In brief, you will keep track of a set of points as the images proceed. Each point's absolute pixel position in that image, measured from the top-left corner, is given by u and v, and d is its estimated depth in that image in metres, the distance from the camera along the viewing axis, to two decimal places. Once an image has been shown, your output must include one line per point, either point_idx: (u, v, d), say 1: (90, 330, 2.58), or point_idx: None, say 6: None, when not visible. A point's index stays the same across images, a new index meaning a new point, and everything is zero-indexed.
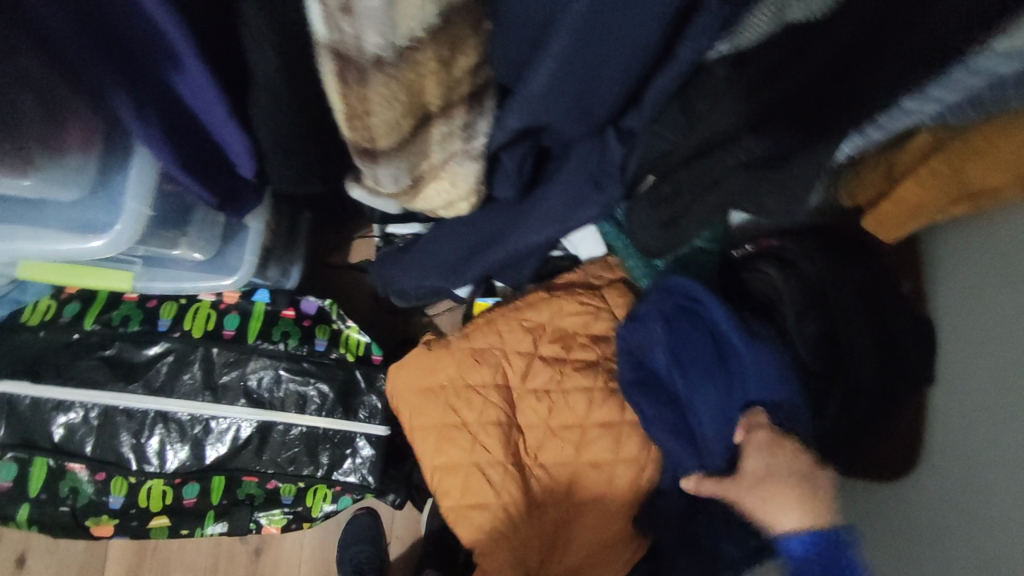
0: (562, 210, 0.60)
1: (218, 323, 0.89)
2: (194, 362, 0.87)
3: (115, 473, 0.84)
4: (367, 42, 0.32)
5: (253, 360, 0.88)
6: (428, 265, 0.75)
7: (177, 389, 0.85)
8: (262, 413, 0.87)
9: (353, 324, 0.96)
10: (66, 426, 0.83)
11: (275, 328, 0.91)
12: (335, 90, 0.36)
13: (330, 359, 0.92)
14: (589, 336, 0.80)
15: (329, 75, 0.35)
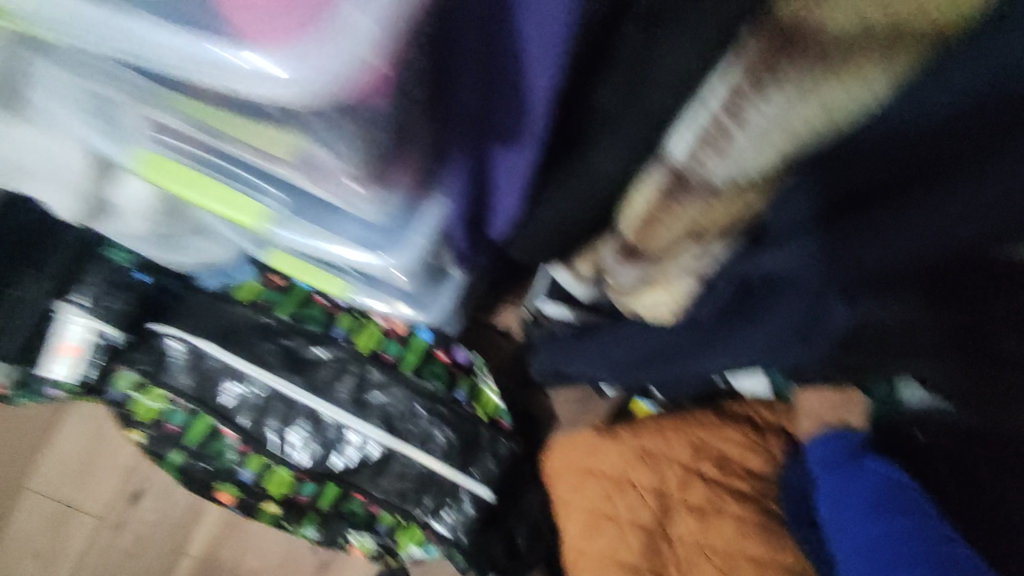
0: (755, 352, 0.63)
1: (382, 346, 0.98)
2: (351, 374, 0.95)
3: (257, 451, 0.91)
4: (709, 168, 0.38)
5: (401, 389, 0.95)
6: (595, 355, 0.78)
7: (330, 394, 0.93)
8: (392, 440, 0.92)
9: (492, 385, 1.01)
10: (234, 396, 0.91)
11: (427, 367, 0.98)
12: (646, 194, 0.42)
13: (465, 411, 0.96)
14: (745, 468, 0.80)
15: (652, 182, 0.41)
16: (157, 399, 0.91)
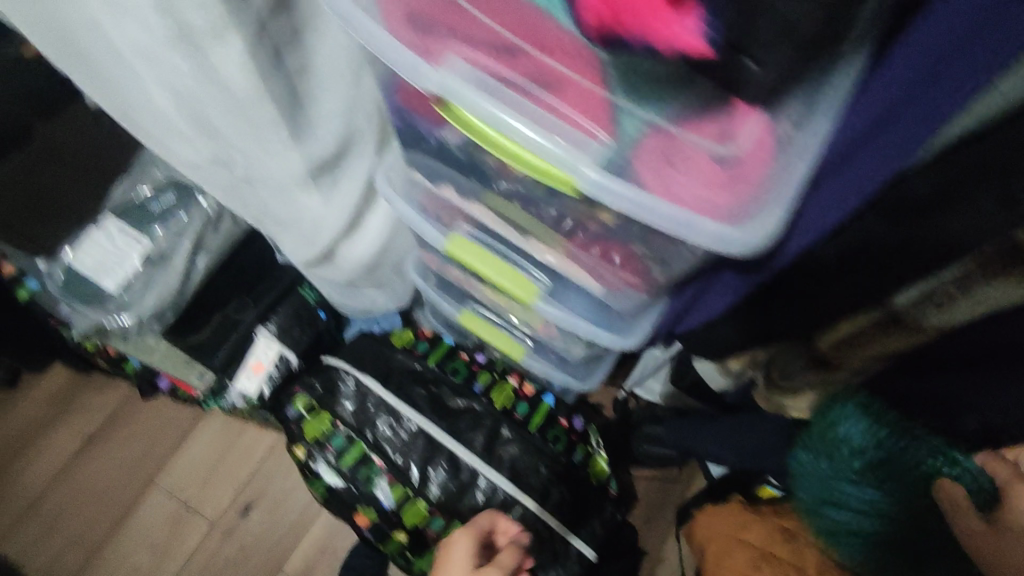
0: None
1: (513, 405, 1.11)
2: (485, 425, 1.06)
3: (399, 481, 1.02)
4: (933, 319, 0.49)
5: (528, 447, 1.06)
6: (724, 436, 0.91)
7: (466, 440, 1.04)
8: (516, 489, 1.02)
9: (602, 454, 1.14)
10: (385, 430, 1.03)
11: (550, 429, 1.10)
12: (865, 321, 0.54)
13: (579, 474, 1.09)
14: None
15: (877, 315, 0.53)
16: (323, 422, 1.03)
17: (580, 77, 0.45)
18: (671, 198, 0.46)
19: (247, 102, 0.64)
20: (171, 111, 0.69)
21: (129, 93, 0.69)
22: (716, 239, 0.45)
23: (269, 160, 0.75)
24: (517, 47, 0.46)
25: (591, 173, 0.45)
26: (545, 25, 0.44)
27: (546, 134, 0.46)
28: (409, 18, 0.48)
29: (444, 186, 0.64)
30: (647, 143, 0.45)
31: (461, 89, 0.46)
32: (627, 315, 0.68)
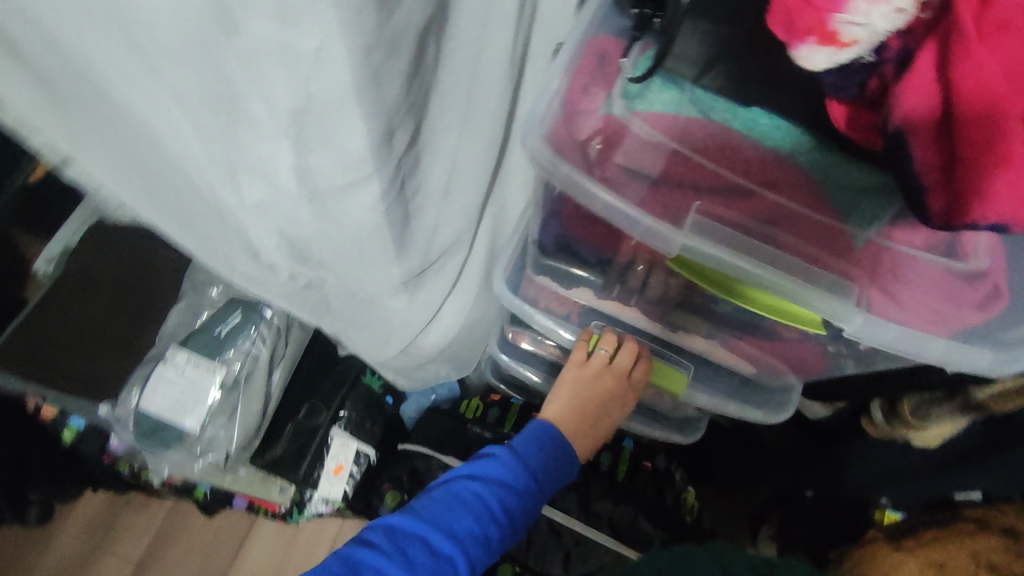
0: (988, 480, 0.79)
1: (597, 458, 1.10)
2: (576, 486, 1.05)
3: (506, 560, 1.00)
4: None
5: (624, 500, 1.05)
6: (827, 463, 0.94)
7: (562, 504, 1.03)
8: (622, 546, 1.00)
9: (689, 489, 1.14)
10: None
11: (638, 476, 1.10)
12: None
13: (675, 517, 1.08)
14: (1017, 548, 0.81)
15: None
16: None
17: (807, 210, 0.43)
18: (923, 323, 0.42)
19: (365, 232, 0.60)
20: (270, 245, 0.64)
21: (218, 232, 0.64)
22: (992, 363, 0.40)
23: (366, 275, 0.70)
24: (737, 185, 0.43)
25: (855, 310, 0.42)
26: (759, 162, 0.43)
27: (787, 274, 0.42)
28: (589, 151, 0.46)
29: (577, 290, 0.64)
30: (883, 265, 0.43)
31: (697, 242, 0.43)
32: (778, 392, 0.66)
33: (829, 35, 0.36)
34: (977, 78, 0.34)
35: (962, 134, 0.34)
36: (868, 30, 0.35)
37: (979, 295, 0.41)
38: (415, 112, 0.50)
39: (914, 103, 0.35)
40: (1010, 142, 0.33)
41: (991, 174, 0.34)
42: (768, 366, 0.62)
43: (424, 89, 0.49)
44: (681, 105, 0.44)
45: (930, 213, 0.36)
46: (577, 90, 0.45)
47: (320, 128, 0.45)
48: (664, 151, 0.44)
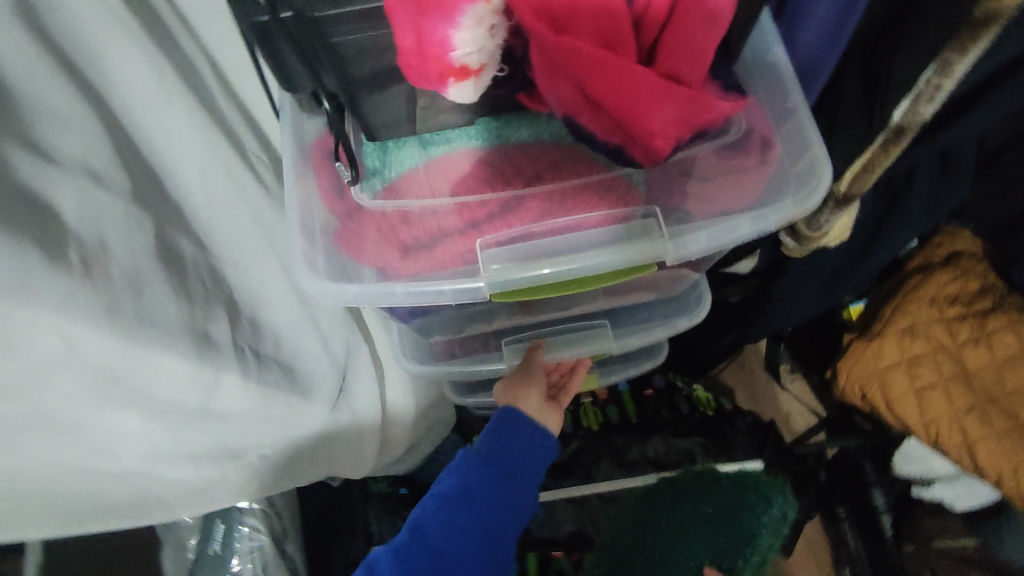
0: (906, 229, 0.83)
1: (604, 415, 1.12)
2: (602, 451, 1.08)
3: (586, 551, 1.02)
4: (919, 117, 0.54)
5: (648, 435, 1.09)
6: (782, 298, 0.97)
7: (600, 474, 1.06)
8: (668, 473, 1.06)
9: (695, 385, 1.18)
10: (536, 525, 1.03)
11: (648, 406, 1.13)
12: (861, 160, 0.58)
13: (697, 418, 1.12)
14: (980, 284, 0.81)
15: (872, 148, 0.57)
16: None
17: (580, 180, 0.44)
18: (727, 205, 0.44)
19: (260, 408, 0.59)
20: (192, 473, 0.63)
21: (138, 495, 0.63)
22: (796, 207, 0.42)
23: (290, 431, 0.68)
24: (506, 200, 0.44)
25: (667, 240, 0.42)
26: (514, 165, 0.44)
27: (592, 248, 0.42)
28: (365, 243, 0.45)
29: (474, 325, 0.66)
30: (667, 181, 0.44)
31: (501, 272, 0.42)
32: (690, 292, 0.69)
33: (461, 71, 0.32)
34: (590, 58, 0.34)
35: (609, 108, 0.36)
36: (487, 49, 0.32)
37: (752, 155, 0.45)
38: (215, 298, 0.50)
39: (559, 100, 0.36)
40: (642, 94, 0.35)
41: (649, 121, 0.36)
42: (665, 283, 0.64)
43: (207, 278, 0.49)
44: (424, 150, 0.45)
45: (636, 163, 0.38)
46: (335, 203, 0.46)
47: (136, 385, 0.44)
48: (433, 209, 0.44)
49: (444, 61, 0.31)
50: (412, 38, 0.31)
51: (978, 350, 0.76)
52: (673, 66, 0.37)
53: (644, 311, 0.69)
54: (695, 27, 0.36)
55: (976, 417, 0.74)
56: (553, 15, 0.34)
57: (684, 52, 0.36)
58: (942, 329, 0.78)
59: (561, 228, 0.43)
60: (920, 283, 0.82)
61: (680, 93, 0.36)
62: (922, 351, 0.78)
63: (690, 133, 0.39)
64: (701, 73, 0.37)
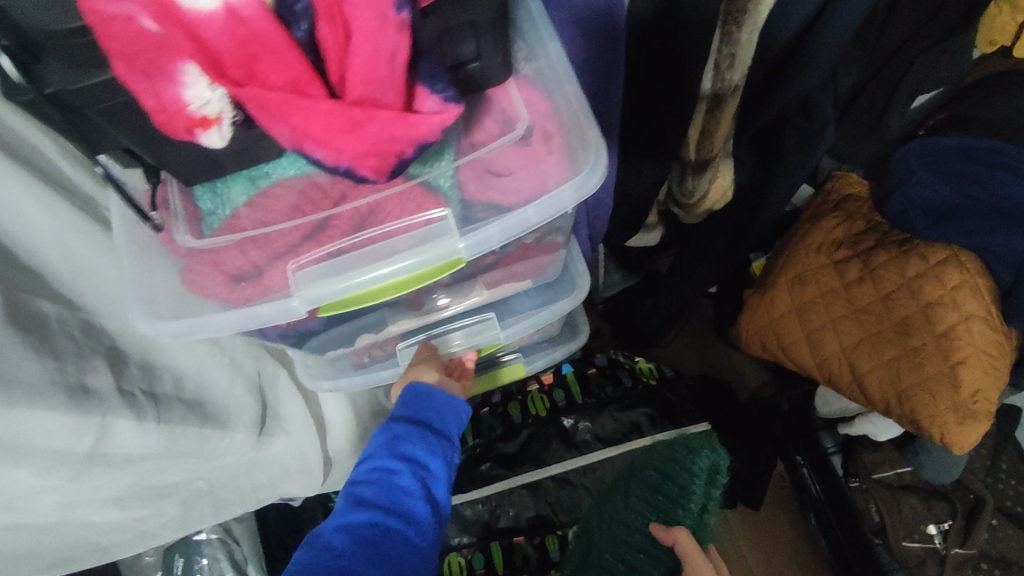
0: (790, 181, 0.85)
1: (551, 400, 1.15)
2: (552, 435, 1.12)
3: (547, 533, 1.06)
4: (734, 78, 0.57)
5: (595, 413, 1.13)
6: (693, 262, 1.00)
7: (552, 457, 1.10)
8: (616, 446, 1.10)
9: (638, 358, 1.21)
10: (496, 515, 1.07)
11: (593, 384, 1.16)
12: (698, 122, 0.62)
13: (640, 389, 1.16)
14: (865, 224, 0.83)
15: (702, 109, 0.60)
16: (455, 562, 1.04)
17: (384, 193, 0.46)
18: (525, 193, 0.48)
19: (167, 446, 0.63)
20: (118, 516, 0.67)
21: (72, 544, 0.66)
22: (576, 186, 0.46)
23: (213, 462, 0.72)
24: (320, 221, 0.47)
25: (458, 237, 0.47)
26: (324, 187, 0.47)
27: (396, 256, 0.47)
28: (211, 283, 0.50)
29: (364, 336, 0.68)
30: (474, 179, 0.48)
31: (315, 289, 0.48)
32: (569, 271, 0.73)
33: (203, 121, 0.38)
34: (279, 101, 0.37)
35: (315, 138, 0.39)
36: (218, 101, 0.37)
37: (540, 146, 0.49)
38: (92, 351, 0.53)
39: (277, 133, 0.39)
40: (337, 124, 0.38)
41: (355, 145, 0.39)
42: (537, 270, 0.67)
43: (78, 333, 0.52)
44: (251, 188, 0.47)
45: (367, 178, 0.42)
46: (176, 247, 0.50)
47: (13, 442, 0.48)
48: (257, 238, 0.48)
49: (184, 115, 0.37)
50: (151, 101, 0.36)
51: (863, 288, 0.79)
52: (367, 94, 0.39)
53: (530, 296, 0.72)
54: (371, 57, 0.37)
55: (865, 350, 0.77)
56: (239, 68, 0.37)
57: (370, 81, 0.38)
58: (827, 274, 0.82)
59: (372, 240, 0.48)
60: (808, 232, 0.86)
61: (380, 116, 0.39)
62: (813, 296, 0.81)
63: (410, 147, 0.41)
64: (401, 94, 0.39)
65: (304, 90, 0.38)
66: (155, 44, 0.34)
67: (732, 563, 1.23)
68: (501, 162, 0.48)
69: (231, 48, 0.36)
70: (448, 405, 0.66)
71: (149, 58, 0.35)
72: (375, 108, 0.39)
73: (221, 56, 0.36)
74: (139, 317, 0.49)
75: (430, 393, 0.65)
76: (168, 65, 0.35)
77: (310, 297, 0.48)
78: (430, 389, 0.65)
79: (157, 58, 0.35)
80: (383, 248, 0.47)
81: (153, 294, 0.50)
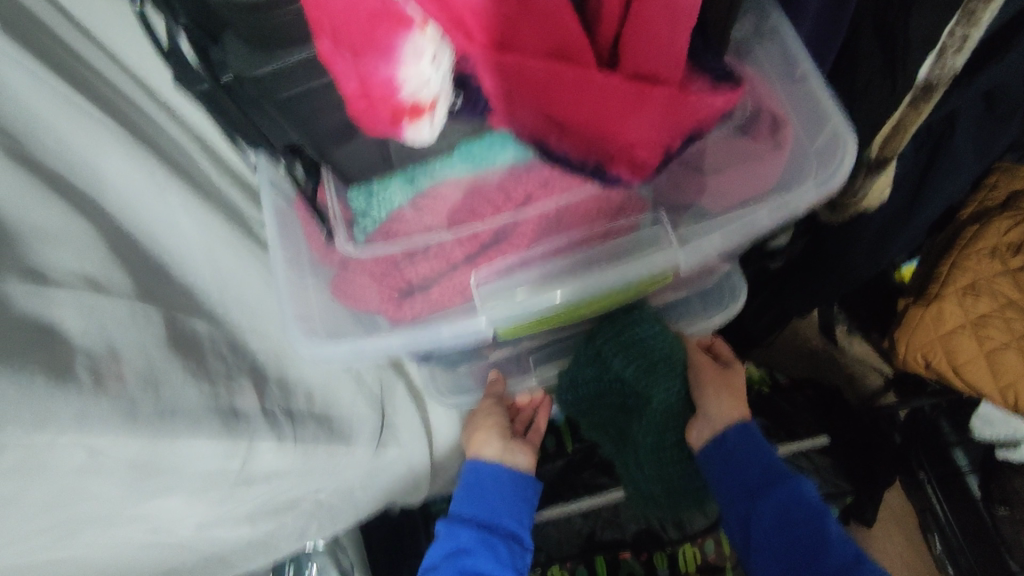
0: (958, 178, 0.76)
1: None
2: None
3: (655, 549, 0.98)
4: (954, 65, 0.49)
5: None
6: (824, 263, 0.92)
7: None
8: None
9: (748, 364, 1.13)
10: (592, 528, 0.99)
11: None
12: (894, 118, 0.54)
13: (751, 397, 1.08)
14: None
15: (905, 101, 0.52)
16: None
17: (576, 196, 0.43)
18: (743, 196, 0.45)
19: (300, 463, 0.60)
20: (247, 531, 0.64)
21: (198, 559, 0.64)
22: (816, 186, 0.43)
23: (335, 477, 0.68)
24: (502, 228, 0.44)
25: (677, 246, 0.43)
26: (506, 190, 0.43)
27: (594, 269, 0.43)
28: (373, 295, 0.46)
29: (497, 349, 0.64)
30: (671, 174, 0.44)
31: (504, 307, 0.43)
32: (724, 285, 0.67)
33: (414, 110, 0.33)
34: (542, 77, 0.35)
35: (567, 121, 0.38)
36: (436, 82, 0.33)
37: (764, 137, 0.45)
38: (238, 370, 0.51)
39: (522, 116, 0.37)
40: (604, 107, 0.37)
41: (614, 128, 0.38)
42: (695, 281, 0.62)
43: (227, 352, 0.50)
44: (412, 188, 0.42)
45: (614, 175, 0.41)
46: (329, 255, 0.47)
47: (169, 470, 0.44)
48: (428, 248, 0.44)
49: (392, 102, 0.33)
50: (355, 84, 0.31)
51: None
52: (646, 69, 0.36)
53: (680, 310, 0.68)
54: (661, 24, 0.34)
55: None
56: (487, 33, 0.33)
57: (652, 52, 0.35)
58: (1006, 285, 0.72)
59: (563, 250, 0.44)
60: (976, 234, 0.76)
61: (653, 96, 0.37)
62: (987, 311, 0.72)
63: (674, 133, 0.40)
64: (679, 70, 0.37)
65: (570, 61, 0.35)
66: (375, 12, 0.30)
67: None
68: (713, 155, 0.45)
69: (492, 9, 0.32)
70: (512, 490, 0.62)
71: (362, 32, 0.30)
72: (654, 85, 0.37)
73: (466, 16, 0.32)
74: (301, 338, 0.44)
75: (493, 479, 0.62)
76: (384, 39, 0.31)
77: (499, 309, 0.42)
78: (496, 470, 0.62)
79: (373, 32, 0.30)
80: (580, 257, 0.43)
81: (307, 310, 0.46)
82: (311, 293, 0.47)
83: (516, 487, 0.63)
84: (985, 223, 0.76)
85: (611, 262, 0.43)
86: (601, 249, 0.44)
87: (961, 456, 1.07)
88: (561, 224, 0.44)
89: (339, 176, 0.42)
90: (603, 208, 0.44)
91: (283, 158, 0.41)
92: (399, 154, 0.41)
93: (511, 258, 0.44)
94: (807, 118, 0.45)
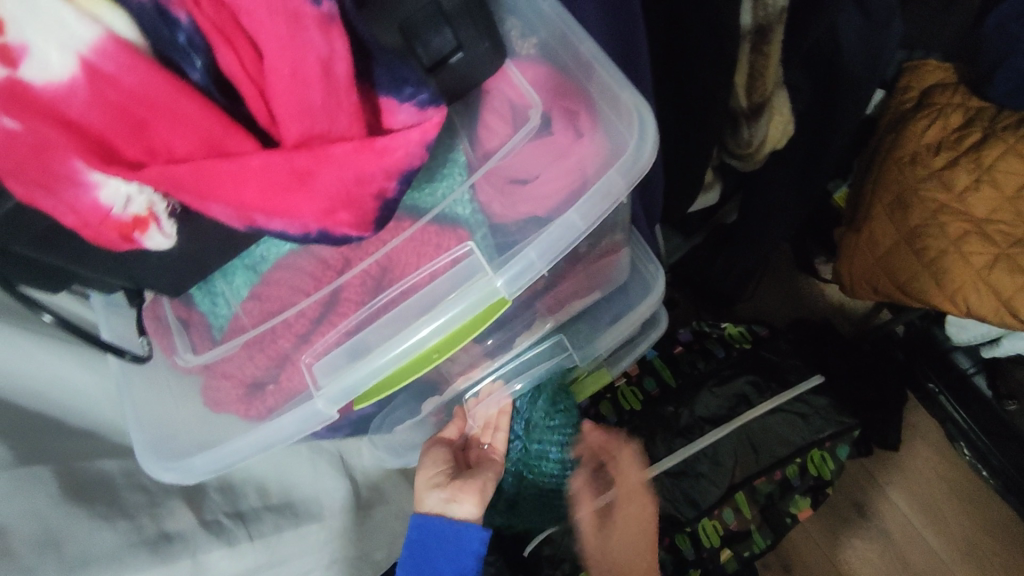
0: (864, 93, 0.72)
1: (643, 390, 1.03)
2: (656, 432, 0.99)
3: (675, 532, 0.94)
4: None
5: (695, 395, 1.00)
6: (763, 207, 0.88)
7: (660, 452, 0.97)
8: (727, 425, 0.98)
9: (726, 323, 1.09)
10: None
11: (684, 362, 1.04)
12: (746, 61, 0.54)
13: (736, 355, 1.04)
14: (957, 128, 0.70)
15: (746, 48, 0.53)
16: None
17: (392, 244, 0.42)
18: (567, 195, 0.42)
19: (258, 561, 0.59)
20: None
21: None
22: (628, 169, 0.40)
23: None
24: (327, 297, 0.42)
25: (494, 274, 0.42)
26: (326, 258, 0.41)
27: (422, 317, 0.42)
28: (234, 397, 0.45)
29: (430, 401, 0.63)
30: (498, 195, 0.42)
31: (342, 379, 0.43)
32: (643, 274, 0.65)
33: (137, 222, 0.33)
34: (196, 174, 0.31)
35: (262, 209, 0.33)
36: (138, 194, 0.32)
37: (563, 131, 0.41)
38: (167, 494, 0.53)
39: (219, 214, 0.33)
40: (279, 181, 0.32)
41: (312, 200, 0.33)
42: (602, 277, 0.59)
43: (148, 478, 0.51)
44: (249, 278, 0.42)
45: (347, 238, 0.35)
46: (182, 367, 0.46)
47: None
48: (263, 336, 0.43)
49: (112, 222, 0.32)
50: (69, 218, 0.31)
51: (983, 194, 0.67)
52: (311, 127, 0.32)
53: (605, 310, 0.65)
54: (292, 82, 0.31)
55: (1005, 270, 0.65)
56: (133, 144, 0.31)
57: (304, 112, 0.32)
58: (933, 192, 0.69)
59: (394, 302, 0.43)
60: (896, 145, 0.73)
61: (333, 154, 0.32)
62: (923, 221, 0.69)
63: (392, 180, 0.35)
64: (356, 117, 0.33)
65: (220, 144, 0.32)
66: (32, 146, 0.29)
67: (883, 512, 1.08)
68: (531, 163, 0.42)
69: (112, 120, 0.30)
70: (460, 548, 0.56)
71: (37, 166, 0.29)
72: (331, 142, 0.32)
73: (107, 133, 0.30)
74: (157, 464, 0.46)
75: (437, 538, 0.56)
76: (61, 169, 0.30)
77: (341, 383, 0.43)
78: (440, 525, 0.56)
79: (45, 164, 0.29)
80: (409, 306, 0.43)
81: (172, 429, 0.47)
82: (183, 410, 0.47)
83: (467, 542, 0.56)
84: (900, 130, 0.73)
85: (438, 307, 0.42)
86: (427, 294, 0.42)
87: (965, 358, 1.01)
88: (394, 277, 0.43)
89: (165, 290, 0.41)
90: (426, 251, 0.42)
91: (47, 316, 0.40)
92: (211, 255, 0.39)
93: (346, 326, 0.43)
94: (602, 95, 0.41)
